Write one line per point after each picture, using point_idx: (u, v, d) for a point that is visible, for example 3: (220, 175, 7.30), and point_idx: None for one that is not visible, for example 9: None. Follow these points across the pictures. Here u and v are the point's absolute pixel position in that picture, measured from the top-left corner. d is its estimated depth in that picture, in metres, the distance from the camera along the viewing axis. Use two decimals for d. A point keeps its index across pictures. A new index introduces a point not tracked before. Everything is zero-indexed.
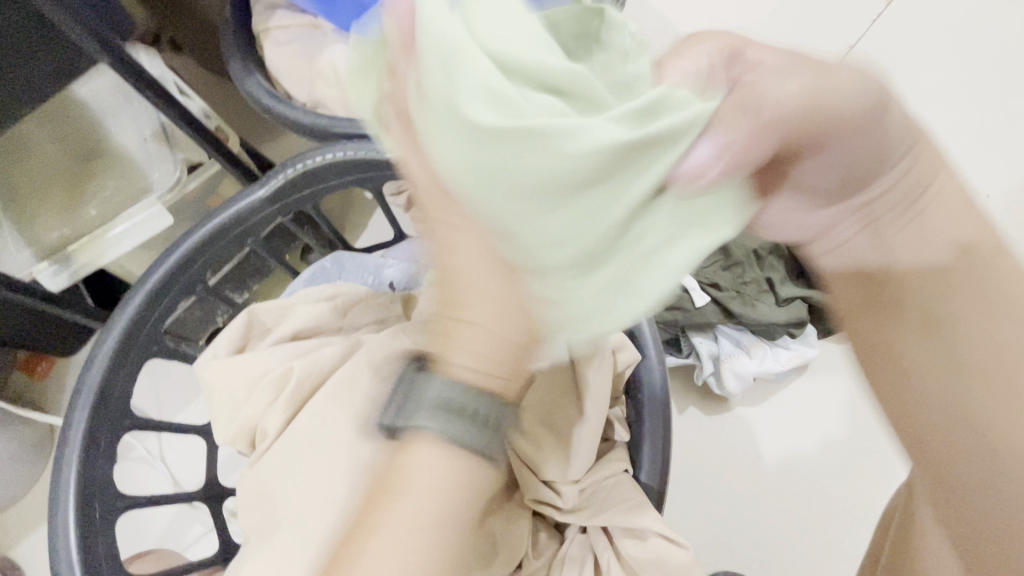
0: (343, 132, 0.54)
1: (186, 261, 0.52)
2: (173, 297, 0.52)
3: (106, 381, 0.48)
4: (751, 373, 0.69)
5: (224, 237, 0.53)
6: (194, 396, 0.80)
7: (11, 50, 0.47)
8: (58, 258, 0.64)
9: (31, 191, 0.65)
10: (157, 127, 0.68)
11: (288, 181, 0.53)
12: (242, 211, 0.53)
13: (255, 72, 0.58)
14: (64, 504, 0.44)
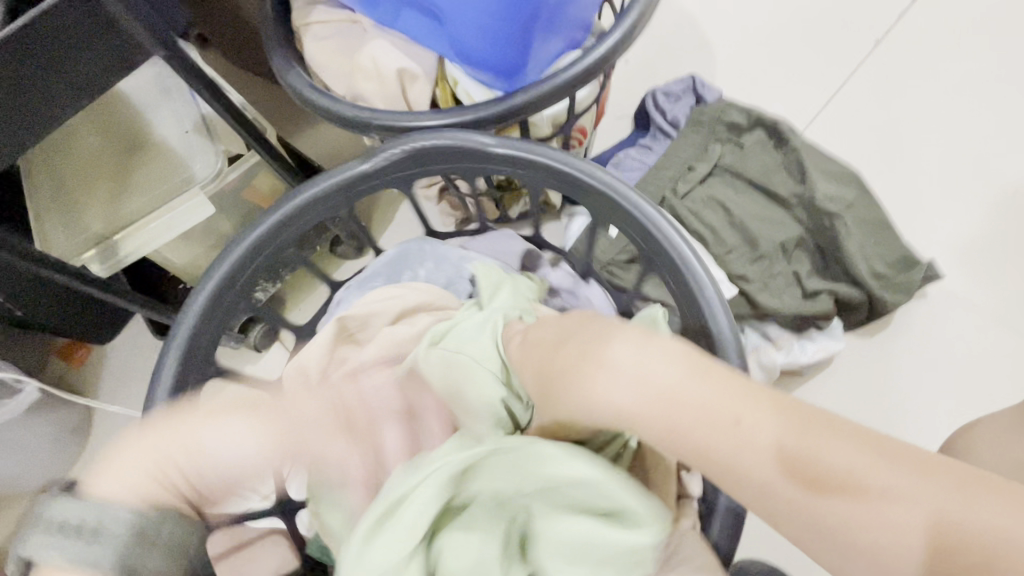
0: (383, 121, 0.55)
1: (247, 259, 0.54)
2: (236, 294, 0.54)
3: (179, 378, 0.50)
4: (776, 365, 0.70)
5: (284, 234, 0.55)
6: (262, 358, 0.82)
7: (72, 43, 0.49)
8: (107, 245, 0.67)
9: (77, 182, 0.67)
10: (197, 118, 0.70)
11: (349, 176, 0.56)
12: (298, 206, 0.55)
13: (296, 66, 0.59)
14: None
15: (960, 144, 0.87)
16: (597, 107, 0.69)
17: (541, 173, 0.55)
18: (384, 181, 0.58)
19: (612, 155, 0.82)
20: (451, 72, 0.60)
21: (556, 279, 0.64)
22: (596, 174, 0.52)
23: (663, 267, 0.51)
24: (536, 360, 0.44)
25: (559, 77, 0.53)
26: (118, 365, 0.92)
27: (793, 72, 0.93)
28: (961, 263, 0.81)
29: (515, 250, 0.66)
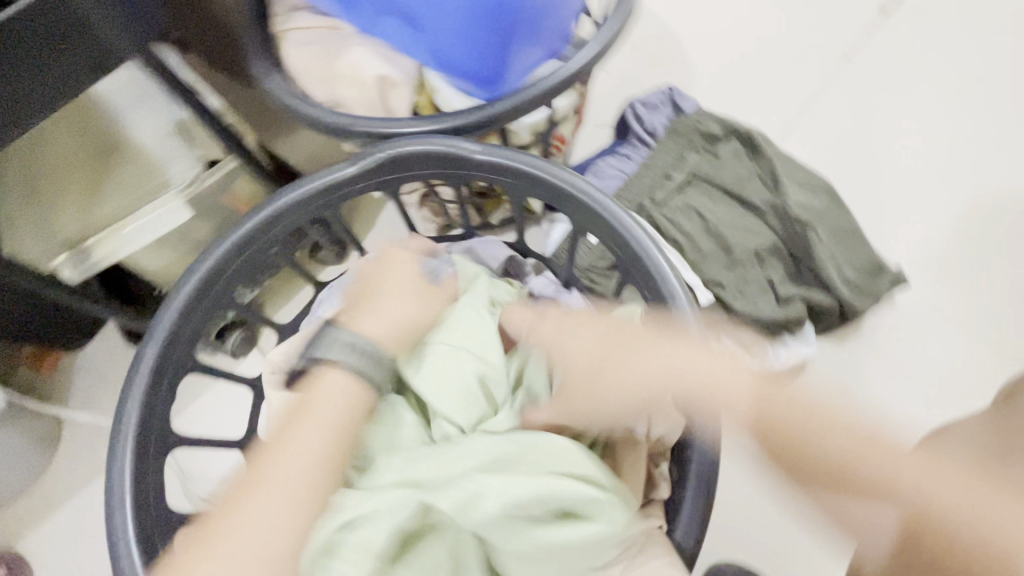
0: (362, 129, 0.55)
1: (219, 270, 0.52)
2: (207, 306, 0.53)
3: (149, 397, 0.48)
4: (752, 371, 0.72)
5: (257, 241, 0.54)
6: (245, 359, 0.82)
7: (46, 45, 0.48)
8: (79, 249, 0.66)
9: (47, 186, 0.65)
10: (175, 124, 0.70)
11: (336, 182, 0.56)
12: (271, 215, 0.54)
13: (277, 72, 0.60)
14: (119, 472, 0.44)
15: (926, 155, 0.90)
16: (577, 116, 0.71)
17: (524, 182, 0.56)
18: (362, 190, 0.58)
19: (592, 162, 0.83)
20: (432, 80, 0.61)
21: (538, 287, 0.64)
22: (578, 183, 0.53)
23: (635, 270, 0.52)
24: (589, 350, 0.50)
25: (537, 87, 0.54)
26: (90, 372, 0.90)
27: (767, 85, 0.96)
28: (928, 270, 0.84)
29: (500, 255, 0.65)
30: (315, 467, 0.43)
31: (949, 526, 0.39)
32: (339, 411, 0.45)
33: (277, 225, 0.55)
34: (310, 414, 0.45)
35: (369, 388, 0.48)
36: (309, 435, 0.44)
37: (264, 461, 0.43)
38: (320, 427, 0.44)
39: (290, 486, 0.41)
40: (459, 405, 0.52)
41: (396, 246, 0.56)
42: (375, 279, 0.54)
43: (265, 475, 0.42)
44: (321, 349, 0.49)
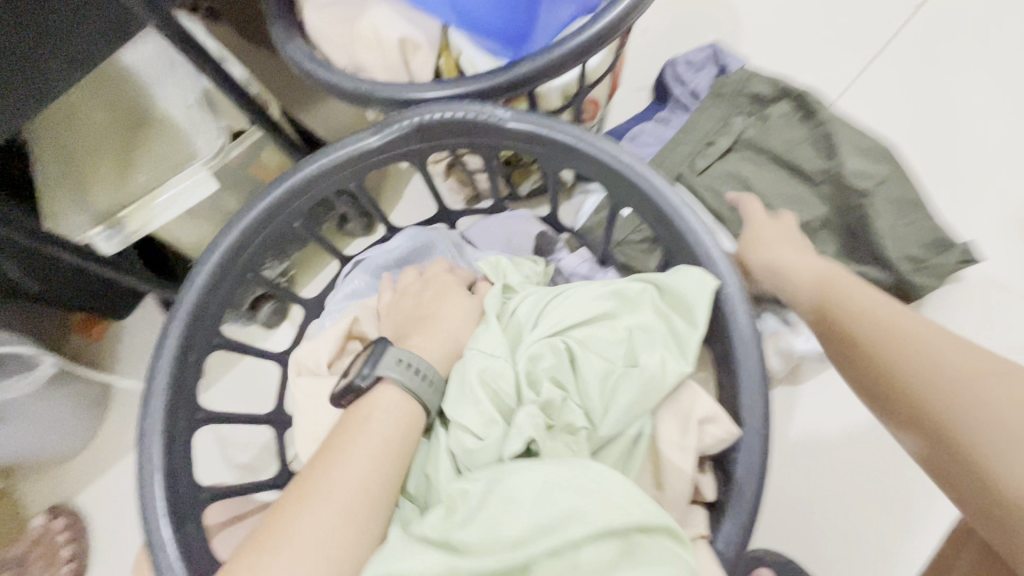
0: (385, 95, 0.52)
1: (245, 243, 0.51)
2: (234, 280, 0.52)
3: (176, 372, 0.46)
4: (795, 352, 0.68)
5: (283, 214, 0.53)
6: (266, 337, 0.81)
7: (64, 16, 0.47)
8: (113, 221, 0.67)
9: (82, 159, 0.66)
10: (200, 93, 0.69)
11: (360, 152, 0.54)
12: (295, 188, 0.53)
13: (297, 35, 0.57)
14: (147, 444, 0.43)
15: (1007, 116, 0.80)
16: (612, 77, 0.66)
17: (553, 150, 0.52)
18: (387, 161, 0.55)
19: (628, 128, 0.78)
20: (456, 42, 0.57)
21: (571, 266, 0.60)
22: (614, 151, 0.49)
23: (674, 249, 0.48)
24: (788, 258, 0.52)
25: (571, 43, 0.50)
26: (135, 340, 0.93)
27: (825, 39, 0.87)
28: (1004, 245, 0.75)
29: (529, 231, 0.63)
30: (371, 489, 0.37)
31: (990, 476, 0.37)
32: (393, 424, 0.40)
33: (301, 199, 0.54)
34: (359, 429, 0.39)
35: (424, 408, 0.42)
36: (362, 454, 0.38)
37: (315, 464, 0.38)
38: (374, 443, 0.39)
39: (343, 510, 0.36)
40: (477, 414, 0.41)
41: (441, 267, 0.52)
42: (425, 304, 0.49)
43: (313, 498, 0.36)
44: (370, 367, 0.42)
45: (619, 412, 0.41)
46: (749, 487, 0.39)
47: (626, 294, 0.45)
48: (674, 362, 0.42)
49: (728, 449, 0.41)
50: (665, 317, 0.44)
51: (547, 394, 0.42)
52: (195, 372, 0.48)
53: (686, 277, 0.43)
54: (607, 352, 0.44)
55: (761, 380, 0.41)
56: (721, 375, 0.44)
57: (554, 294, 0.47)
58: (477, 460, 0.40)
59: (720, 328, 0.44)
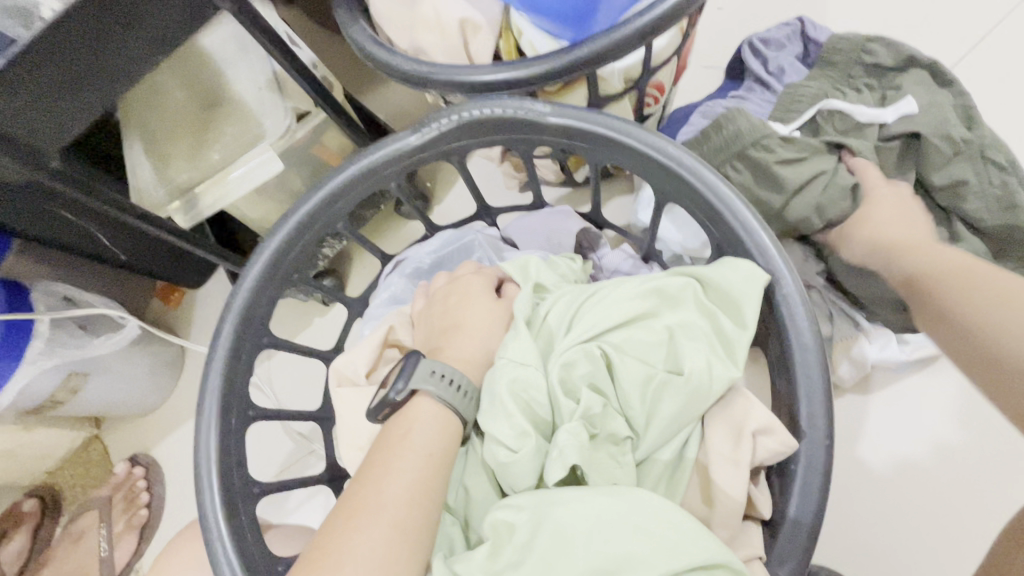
0: (438, 79, 0.52)
1: (301, 229, 0.53)
2: (290, 265, 0.54)
3: (235, 343, 0.49)
4: (868, 361, 0.64)
5: (339, 201, 0.54)
6: (328, 312, 0.84)
7: None
8: (189, 197, 0.71)
9: (163, 138, 0.71)
10: (270, 76, 0.71)
11: (399, 153, 0.54)
12: (348, 179, 0.54)
13: (360, 18, 0.58)
14: (208, 410, 0.46)
15: None
16: (679, 60, 0.62)
17: (597, 144, 0.50)
18: (438, 152, 0.55)
19: (697, 107, 0.73)
20: (517, 22, 0.56)
21: (614, 263, 0.57)
22: (662, 145, 0.47)
23: (729, 249, 0.45)
24: (890, 219, 0.56)
25: (633, 24, 0.47)
26: (205, 310, 1.00)
27: (921, 20, 0.79)
28: None
29: (570, 228, 0.59)
30: (416, 501, 0.37)
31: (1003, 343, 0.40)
32: (430, 433, 0.40)
33: (345, 197, 0.54)
34: (402, 442, 0.39)
35: (459, 418, 0.41)
36: (405, 466, 0.38)
37: (361, 480, 0.38)
38: (416, 456, 0.39)
39: (392, 527, 0.35)
40: (509, 426, 0.40)
41: (470, 268, 0.50)
42: (450, 310, 0.47)
43: (362, 513, 0.36)
44: (404, 380, 0.41)
45: (662, 425, 0.40)
46: (807, 509, 0.36)
47: (667, 292, 0.43)
48: (719, 365, 0.40)
49: (786, 461, 0.39)
50: (716, 324, 0.41)
51: (589, 407, 0.40)
52: (251, 345, 0.50)
53: (733, 270, 0.41)
54: (647, 355, 0.41)
55: (823, 392, 0.38)
56: (779, 382, 0.41)
57: (589, 297, 0.44)
58: (511, 472, 0.39)
59: (780, 335, 0.40)
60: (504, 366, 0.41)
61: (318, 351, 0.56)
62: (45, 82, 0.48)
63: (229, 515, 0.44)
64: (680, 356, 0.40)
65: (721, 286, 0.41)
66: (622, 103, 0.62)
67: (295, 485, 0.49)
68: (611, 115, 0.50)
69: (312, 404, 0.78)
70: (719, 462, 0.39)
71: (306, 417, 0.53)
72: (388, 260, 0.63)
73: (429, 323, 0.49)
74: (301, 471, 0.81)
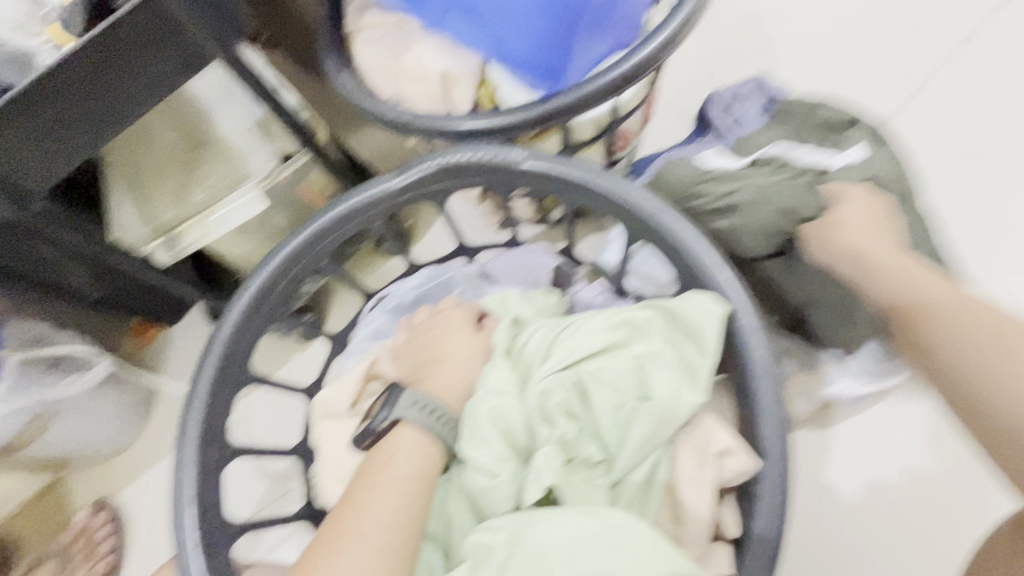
0: (420, 126, 0.56)
1: (285, 266, 0.54)
2: (273, 302, 0.55)
3: (217, 380, 0.49)
4: (820, 398, 0.68)
5: (324, 239, 0.56)
6: (307, 348, 0.84)
7: (137, 51, 0.50)
8: (170, 236, 0.72)
9: (147, 178, 0.72)
10: (255, 120, 0.74)
11: (382, 195, 0.57)
12: (332, 219, 0.56)
13: (346, 68, 0.61)
14: (188, 447, 0.46)
15: None
16: (644, 109, 0.67)
17: (569, 188, 0.54)
18: (420, 194, 0.58)
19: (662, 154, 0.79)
20: (494, 75, 0.60)
21: (588, 297, 0.60)
22: (628, 189, 0.50)
23: (692, 285, 0.48)
24: (857, 243, 0.54)
25: (600, 81, 0.52)
26: (180, 347, 0.98)
27: (861, 76, 0.87)
28: None
29: (546, 265, 0.63)
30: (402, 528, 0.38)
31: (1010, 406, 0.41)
32: (415, 460, 0.41)
33: (330, 235, 0.56)
34: (384, 468, 0.40)
35: (443, 446, 0.43)
36: (390, 494, 0.39)
37: (344, 506, 0.39)
38: (398, 480, 0.40)
39: (375, 550, 0.36)
40: (489, 452, 0.41)
41: (450, 301, 0.52)
42: (432, 343, 0.49)
43: (346, 539, 0.37)
44: (388, 410, 0.43)
45: (634, 450, 0.42)
46: (770, 527, 0.39)
47: (635, 323, 0.45)
48: (686, 390, 0.42)
49: (750, 482, 0.41)
50: (684, 351, 0.44)
51: (567, 433, 0.42)
52: (233, 381, 0.51)
53: (697, 304, 0.44)
54: (620, 384, 0.44)
55: (780, 414, 0.41)
56: (741, 407, 0.44)
57: (565, 328, 0.47)
58: (492, 498, 0.40)
59: (739, 365, 0.43)
60: (484, 395, 0.44)
61: (298, 387, 0.56)
62: (35, 128, 0.50)
63: (207, 554, 0.44)
64: (650, 383, 0.43)
65: (688, 317, 0.44)
66: (593, 149, 0.66)
67: (275, 522, 0.49)
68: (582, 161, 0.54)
69: (290, 441, 0.77)
70: (687, 486, 0.41)
71: (286, 452, 0.53)
72: (370, 296, 0.64)
73: (413, 356, 0.50)
74: (276, 511, 0.79)
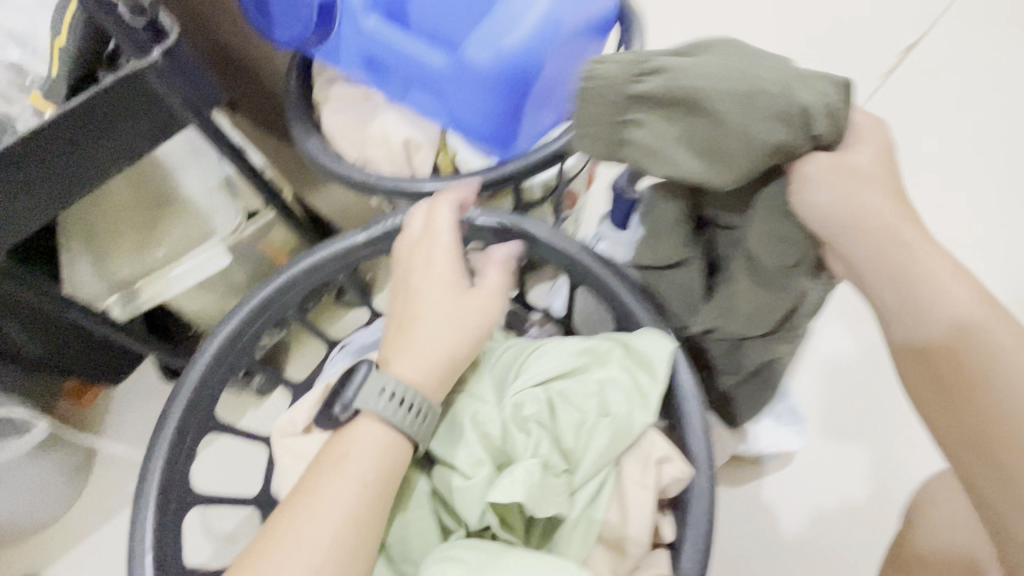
0: (386, 184, 0.61)
1: (252, 317, 0.56)
2: (238, 352, 0.56)
3: (179, 431, 0.50)
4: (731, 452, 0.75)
5: (292, 289, 0.59)
6: (267, 401, 0.84)
7: (113, 117, 0.53)
8: (129, 291, 0.73)
9: (104, 233, 0.72)
10: (221, 178, 0.76)
11: (348, 249, 0.60)
12: (299, 273, 0.59)
13: (315, 135, 0.66)
14: (145, 498, 0.46)
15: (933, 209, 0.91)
16: (588, 173, 0.75)
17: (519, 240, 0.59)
18: (386, 248, 0.62)
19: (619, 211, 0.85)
20: (453, 143, 0.66)
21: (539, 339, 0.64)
22: (567, 243, 0.57)
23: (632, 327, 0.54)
24: (873, 246, 0.39)
25: (548, 148, 0.59)
26: (126, 405, 0.95)
27: None
28: None
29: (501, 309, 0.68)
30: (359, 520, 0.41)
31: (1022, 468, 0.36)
32: (376, 458, 0.43)
33: (293, 287, 0.59)
34: (333, 468, 0.43)
35: (404, 435, 0.45)
36: (350, 488, 0.42)
37: (294, 502, 0.42)
38: (349, 481, 0.42)
39: (322, 550, 0.39)
40: (468, 458, 0.46)
41: (422, 240, 0.52)
42: (410, 303, 0.50)
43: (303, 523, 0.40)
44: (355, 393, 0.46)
45: (593, 459, 0.46)
46: (701, 531, 0.43)
47: (598, 350, 0.50)
48: (639, 413, 0.47)
49: (684, 492, 0.45)
50: (638, 372, 0.48)
51: (538, 446, 0.46)
52: (196, 432, 0.52)
53: (650, 337, 0.48)
54: (580, 403, 0.48)
55: (703, 428, 0.47)
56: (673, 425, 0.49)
57: (538, 349, 0.52)
58: (463, 499, 0.45)
59: (672, 395, 0.48)
60: (463, 411, 0.49)
61: (260, 436, 0.57)
62: (3, 191, 0.51)
63: None
64: (608, 404, 0.47)
65: (639, 345, 0.48)
66: (543, 207, 0.73)
67: None
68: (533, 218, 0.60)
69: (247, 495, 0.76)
70: (634, 507, 0.45)
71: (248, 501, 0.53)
72: (332, 345, 0.66)
73: (395, 305, 0.51)
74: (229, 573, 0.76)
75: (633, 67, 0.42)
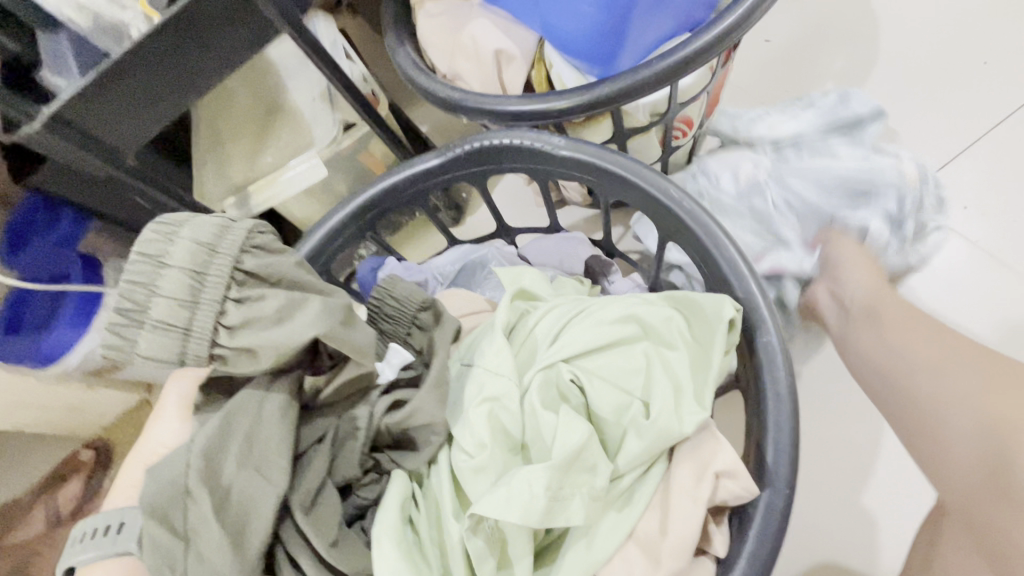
0: (469, 105, 0.56)
1: (336, 232, 0.57)
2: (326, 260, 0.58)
3: None
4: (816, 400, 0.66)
5: (366, 213, 0.59)
6: None
7: (209, 19, 0.54)
8: (244, 195, 0.77)
9: (222, 141, 0.77)
10: (323, 88, 0.77)
11: (424, 172, 0.58)
12: (386, 190, 0.58)
13: (404, 43, 0.62)
14: None
15: None
16: (709, 97, 0.63)
17: (606, 178, 0.52)
18: (459, 177, 0.59)
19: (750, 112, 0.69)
20: (548, 55, 0.58)
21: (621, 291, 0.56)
22: (665, 186, 0.48)
23: (719, 290, 0.46)
24: (860, 289, 0.57)
25: (658, 66, 0.50)
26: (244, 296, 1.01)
27: (979, 67, 0.76)
28: None
29: (580, 254, 0.58)
30: None
31: None
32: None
33: (373, 208, 0.58)
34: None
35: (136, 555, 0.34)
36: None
37: None
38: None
39: None
40: (471, 433, 0.39)
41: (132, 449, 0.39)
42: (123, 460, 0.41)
43: None
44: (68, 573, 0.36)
45: (631, 456, 0.37)
46: (762, 545, 0.36)
47: (647, 323, 0.41)
48: (687, 408, 0.37)
49: (747, 502, 0.37)
50: (710, 356, 0.39)
51: (552, 439, 0.38)
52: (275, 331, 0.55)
53: (710, 306, 0.40)
54: (625, 383, 0.40)
55: (788, 436, 0.37)
56: (748, 421, 0.40)
57: (576, 312, 0.43)
58: (465, 476, 0.38)
59: (752, 381, 0.40)
60: (471, 383, 0.42)
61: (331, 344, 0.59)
62: (120, 97, 0.54)
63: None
64: (653, 386, 0.39)
65: (714, 325, 0.39)
66: (648, 137, 0.63)
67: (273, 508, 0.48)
68: (625, 154, 0.51)
69: None
70: (684, 491, 0.37)
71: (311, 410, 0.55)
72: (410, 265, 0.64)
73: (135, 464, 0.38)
74: None
75: (152, 347, 0.30)
